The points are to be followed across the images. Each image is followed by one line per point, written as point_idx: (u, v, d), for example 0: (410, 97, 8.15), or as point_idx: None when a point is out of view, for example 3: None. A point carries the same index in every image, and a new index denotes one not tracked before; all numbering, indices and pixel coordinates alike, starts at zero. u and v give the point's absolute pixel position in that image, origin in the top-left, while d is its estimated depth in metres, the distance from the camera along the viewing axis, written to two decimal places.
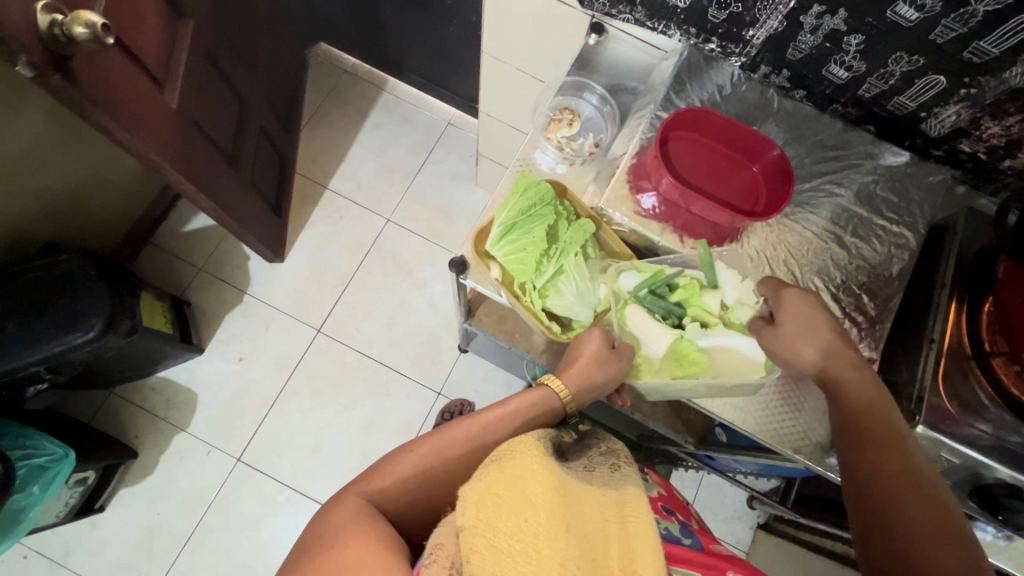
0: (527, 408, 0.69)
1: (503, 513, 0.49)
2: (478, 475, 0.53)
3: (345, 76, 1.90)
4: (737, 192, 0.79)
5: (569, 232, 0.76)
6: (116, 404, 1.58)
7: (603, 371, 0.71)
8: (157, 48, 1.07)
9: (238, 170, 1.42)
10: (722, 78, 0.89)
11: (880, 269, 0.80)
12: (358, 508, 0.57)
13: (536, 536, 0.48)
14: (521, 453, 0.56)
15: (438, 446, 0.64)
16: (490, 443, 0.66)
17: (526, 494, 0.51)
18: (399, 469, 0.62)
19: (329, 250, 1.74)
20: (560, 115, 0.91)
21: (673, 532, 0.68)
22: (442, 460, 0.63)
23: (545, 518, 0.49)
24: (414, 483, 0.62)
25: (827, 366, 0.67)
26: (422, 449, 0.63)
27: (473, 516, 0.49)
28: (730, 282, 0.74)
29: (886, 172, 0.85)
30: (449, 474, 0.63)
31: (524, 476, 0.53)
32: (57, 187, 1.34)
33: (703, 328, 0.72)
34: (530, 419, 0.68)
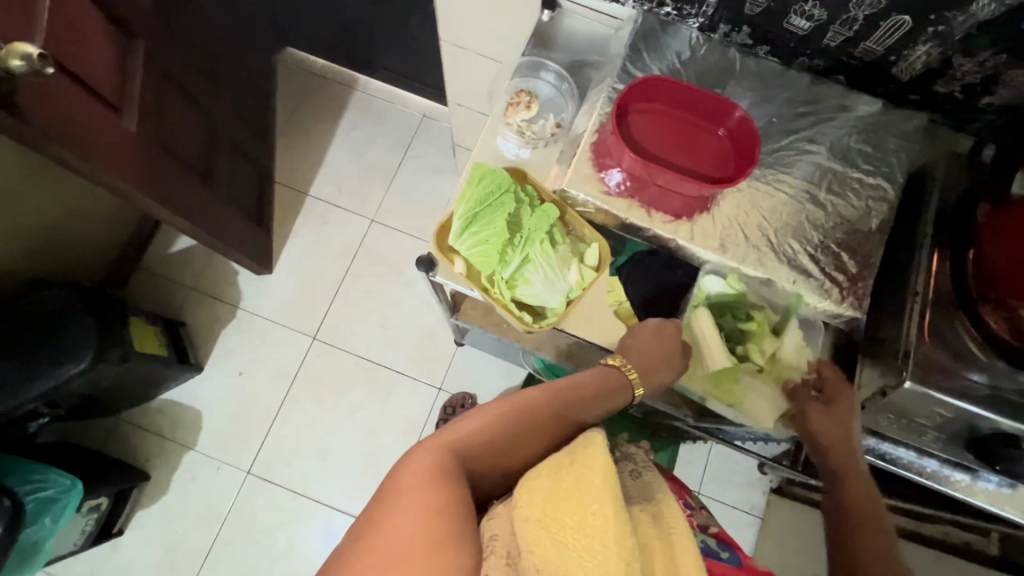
0: (601, 386, 0.68)
1: (570, 507, 0.49)
2: (545, 470, 0.54)
3: (315, 78, 1.87)
4: (704, 159, 0.77)
5: (531, 219, 0.75)
6: (124, 429, 1.60)
7: (670, 370, 0.74)
8: (109, 71, 1.06)
9: (213, 186, 1.40)
10: (681, 42, 0.85)
11: (859, 224, 0.77)
12: (434, 463, 0.53)
13: (602, 531, 0.48)
14: (590, 449, 0.55)
15: (517, 409, 0.61)
16: (567, 411, 0.64)
17: (592, 488, 0.50)
18: (475, 425, 0.58)
19: (316, 257, 1.74)
20: (516, 98, 0.88)
21: (711, 545, 0.72)
22: (522, 422, 0.60)
23: (611, 516, 0.49)
24: (492, 443, 0.58)
25: (833, 451, 0.73)
26: (503, 407, 0.60)
27: (542, 507, 0.49)
28: (794, 340, 0.79)
29: (860, 124, 0.82)
30: (528, 438, 0.61)
31: (593, 470, 0.52)
32: (37, 223, 1.33)
33: (752, 366, 0.79)
34: (600, 398, 0.67)
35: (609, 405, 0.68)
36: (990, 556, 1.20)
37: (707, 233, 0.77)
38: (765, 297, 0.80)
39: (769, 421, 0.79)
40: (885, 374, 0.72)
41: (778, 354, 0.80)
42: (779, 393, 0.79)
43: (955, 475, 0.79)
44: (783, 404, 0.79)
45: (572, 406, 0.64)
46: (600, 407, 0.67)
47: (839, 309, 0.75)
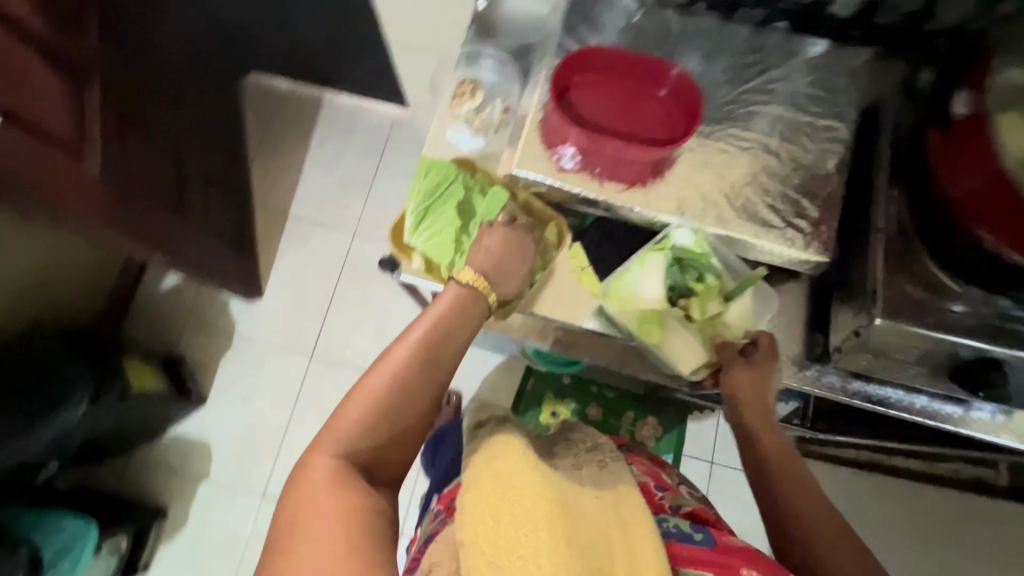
0: (458, 313, 0.62)
1: (505, 527, 0.52)
2: (481, 485, 0.57)
3: (281, 100, 1.87)
4: (649, 123, 0.76)
5: (482, 203, 0.76)
6: (136, 470, 1.61)
7: (514, 256, 0.70)
8: (63, 117, 1.07)
9: (189, 218, 1.41)
10: (617, 10, 0.84)
11: (815, 168, 0.76)
12: (324, 477, 0.53)
13: (538, 548, 0.51)
14: (514, 462, 0.59)
15: (381, 384, 0.57)
16: (429, 360, 0.59)
17: (525, 506, 0.54)
18: (347, 423, 0.56)
19: (304, 276, 1.74)
20: (460, 89, 0.88)
21: (684, 528, 0.65)
22: (393, 391, 0.57)
23: (545, 533, 0.52)
24: (373, 430, 0.56)
25: (742, 408, 0.72)
26: (368, 388, 0.57)
27: (481, 530, 0.52)
28: (739, 309, 0.77)
29: (806, 67, 0.81)
30: (407, 401, 0.57)
31: (526, 487, 0.56)
32: (20, 277, 1.35)
33: (682, 315, 0.76)
34: (462, 322, 0.62)
35: (472, 330, 0.63)
36: (999, 486, 1.25)
37: (663, 198, 0.76)
38: (728, 259, 0.77)
39: (685, 368, 0.76)
40: (857, 315, 0.71)
41: (721, 316, 0.77)
42: (702, 346, 0.76)
43: (947, 409, 0.77)
44: (706, 356, 0.76)
45: (433, 351, 0.59)
46: (463, 336, 0.62)
47: (806, 257, 0.74)
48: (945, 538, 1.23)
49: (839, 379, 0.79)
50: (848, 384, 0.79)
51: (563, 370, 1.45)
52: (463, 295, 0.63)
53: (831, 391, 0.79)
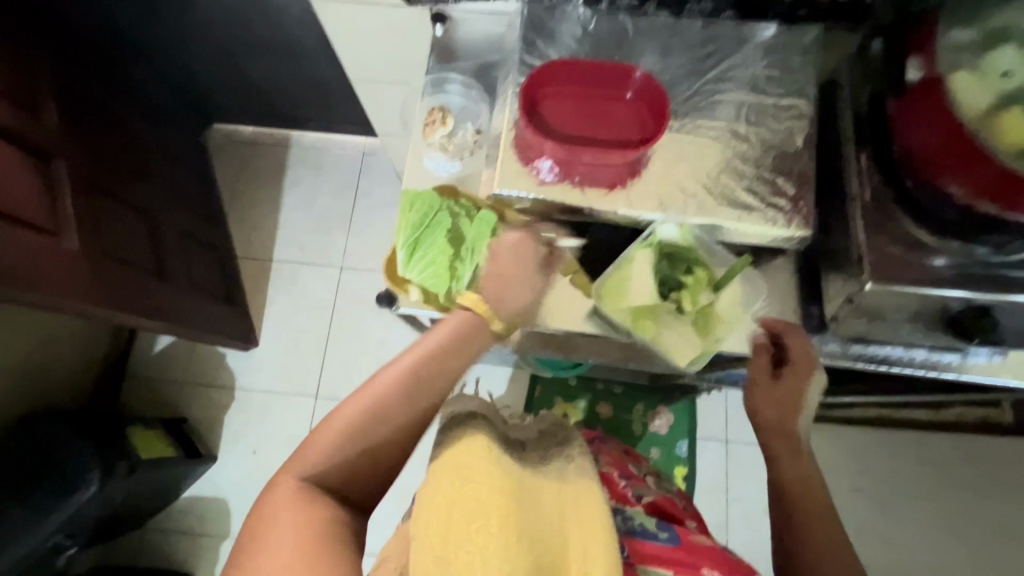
0: (450, 341, 0.65)
1: (456, 518, 0.52)
2: (442, 474, 0.56)
3: (248, 147, 1.86)
4: (620, 126, 0.78)
5: (470, 227, 0.77)
6: (155, 538, 1.59)
7: (524, 270, 0.71)
8: (33, 201, 1.05)
9: (173, 280, 1.40)
10: (571, 20, 0.86)
11: (786, 146, 0.79)
12: (289, 494, 0.58)
13: (487, 542, 0.50)
14: (477, 452, 0.57)
15: (362, 405, 0.61)
16: (409, 387, 0.61)
17: (476, 498, 0.53)
18: (323, 439, 0.60)
19: (297, 318, 1.74)
20: (431, 116, 0.88)
21: (649, 527, 0.74)
22: (373, 411, 0.60)
23: (492, 528, 0.51)
24: (346, 452, 0.60)
25: (766, 430, 0.75)
26: (351, 407, 0.61)
27: (430, 524, 0.52)
28: (728, 298, 0.79)
29: (759, 52, 0.83)
30: (382, 424, 0.60)
31: (483, 480, 0.55)
32: (9, 364, 1.32)
33: (674, 307, 0.77)
34: (453, 351, 0.64)
35: (461, 363, 0.64)
36: (1004, 424, 1.28)
37: (643, 196, 0.77)
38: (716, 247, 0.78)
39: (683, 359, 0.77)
40: (847, 282, 0.73)
41: (712, 306, 0.78)
42: (695, 335, 0.77)
43: (946, 358, 0.79)
44: (699, 345, 0.77)
45: (417, 379, 0.62)
46: (448, 369, 0.63)
47: (789, 233, 0.76)
48: (960, 481, 1.26)
49: (840, 345, 0.81)
50: (848, 348, 0.81)
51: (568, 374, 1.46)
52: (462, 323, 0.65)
53: (832, 358, 0.81)
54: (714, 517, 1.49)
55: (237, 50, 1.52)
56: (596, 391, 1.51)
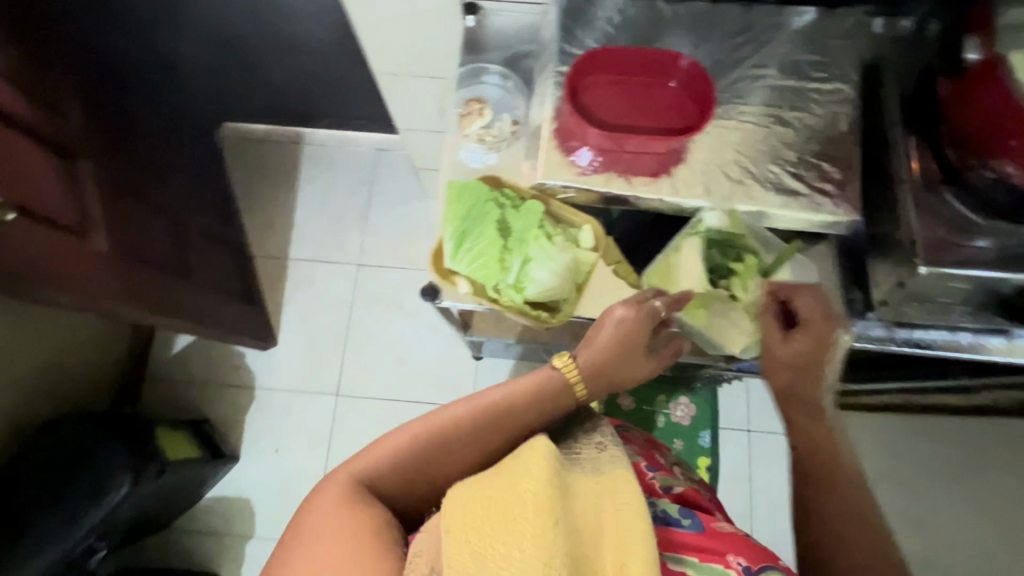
0: (529, 398, 0.65)
1: (493, 508, 0.51)
2: (484, 473, 0.56)
3: (261, 145, 1.85)
4: (664, 113, 0.78)
5: (518, 218, 0.77)
6: (179, 539, 1.59)
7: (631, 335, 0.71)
8: (62, 201, 1.05)
9: (194, 279, 1.39)
10: (608, 8, 0.85)
11: (830, 131, 0.79)
12: (342, 495, 0.58)
13: (522, 530, 0.49)
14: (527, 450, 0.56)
15: (438, 426, 0.62)
16: (481, 428, 0.63)
17: (518, 494, 0.52)
18: (392, 445, 0.62)
19: (315, 317, 1.73)
20: (468, 108, 0.89)
21: (672, 514, 0.70)
22: (449, 435, 0.62)
23: (533, 521, 0.50)
24: (407, 463, 0.62)
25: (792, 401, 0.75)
26: (430, 424, 0.63)
27: (465, 512, 0.52)
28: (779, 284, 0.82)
29: (799, 37, 0.83)
30: (447, 455, 0.63)
31: (520, 472, 0.54)
32: (34, 367, 1.32)
33: (726, 295, 0.80)
34: (533, 406, 0.65)
35: (541, 417, 0.66)
36: None
37: (689, 184, 0.77)
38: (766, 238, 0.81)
39: (735, 346, 0.81)
40: (897, 266, 0.73)
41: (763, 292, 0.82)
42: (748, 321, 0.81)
43: (991, 340, 0.79)
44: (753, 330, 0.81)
45: (498, 420, 0.64)
46: (528, 419, 0.65)
47: (837, 219, 0.75)
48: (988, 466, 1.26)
49: (885, 330, 0.80)
50: (894, 333, 0.80)
51: None
52: (552, 377, 0.67)
53: (879, 343, 0.80)
54: (739, 506, 1.49)
55: (253, 47, 1.51)
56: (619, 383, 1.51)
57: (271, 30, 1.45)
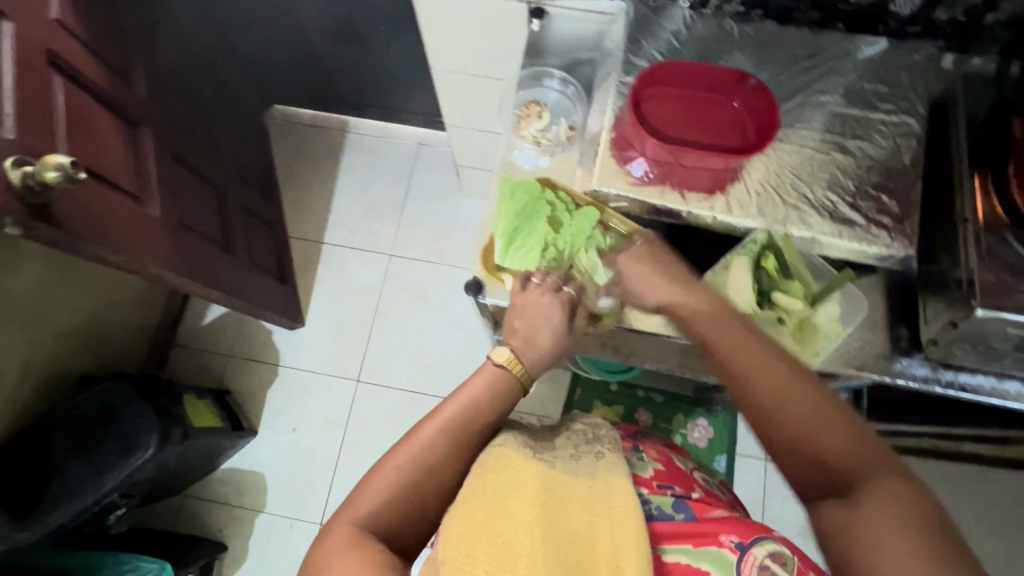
0: (488, 397, 0.65)
1: (484, 529, 0.55)
2: (470, 490, 0.58)
3: (307, 129, 1.88)
4: (726, 131, 0.77)
5: (569, 222, 0.79)
6: (191, 505, 1.61)
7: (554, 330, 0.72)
8: (124, 165, 1.08)
9: (234, 253, 1.42)
10: (675, 23, 0.86)
11: (892, 163, 0.78)
12: (347, 537, 0.55)
13: (513, 552, 0.53)
14: (507, 469, 0.60)
15: (412, 456, 0.60)
16: (459, 439, 0.62)
17: (509, 516, 0.56)
18: (378, 486, 0.59)
19: (343, 302, 1.75)
20: (526, 110, 0.90)
21: (666, 509, 0.67)
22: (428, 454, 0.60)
23: (524, 540, 0.54)
24: (400, 500, 0.59)
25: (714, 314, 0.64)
26: (406, 453, 0.60)
27: (455, 543, 0.53)
28: (828, 312, 0.79)
29: (866, 67, 0.82)
30: (435, 476, 0.60)
31: (509, 496, 0.58)
32: (76, 322, 1.36)
33: (773, 316, 0.76)
34: (488, 407, 0.65)
35: (504, 410, 0.66)
36: None
37: (744, 203, 0.77)
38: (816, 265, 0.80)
39: None
40: (951, 307, 0.72)
41: (812, 321, 0.78)
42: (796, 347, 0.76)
43: None
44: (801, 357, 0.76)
45: (463, 426, 0.63)
46: (495, 416, 0.65)
47: (891, 252, 0.75)
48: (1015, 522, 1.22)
49: (930, 370, 0.79)
50: (937, 374, 0.79)
51: (614, 378, 1.45)
52: (499, 374, 0.67)
53: (921, 382, 0.79)
54: None
55: (314, 34, 1.55)
56: (637, 398, 1.51)
57: (333, 18, 1.48)
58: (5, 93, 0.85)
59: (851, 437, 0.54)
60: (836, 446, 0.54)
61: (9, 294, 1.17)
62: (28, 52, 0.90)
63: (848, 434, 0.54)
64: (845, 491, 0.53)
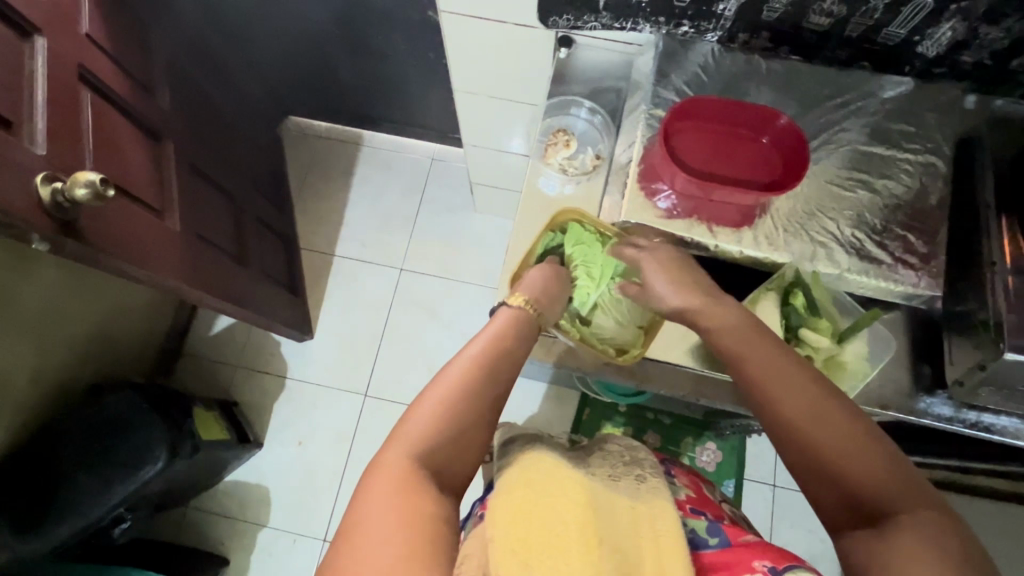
0: (513, 331, 0.67)
1: (538, 522, 0.55)
2: (513, 486, 0.60)
3: (321, 141, 1.89)
4: (754, 168, 0.78)
5: (574, 249, 0.83)
6: (193, 517, 1.60)
7: (557, 284, 0.78)
8: (147, 178, 1.08)
9: (248, 266, 1.41)
10: (702, 58, 0.86)
11: (919, 202, 0.79)
12: (391, 484, 0.54)
13: (567, 551, 0.53)
14: (552, 475, 0.62)
15: (453, 386, 0.60)
16: (493, 368, 0.63)
17: (562, 514, 0.57)
18: (422, 419, 0.58)
19: (352, 315, 1.75)
20: (553, 139, 0.91)
21: (701, 534, 0.68)
22: (463, 388, 0.60)
23: (578, 538, 0.55)
24: (443, 431, 0.58)
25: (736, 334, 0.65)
26: (437, 393, 0.60)
27: (511, 532, 0.53)
28: (857, 348, 0.79)
29: (891, 106, 0.83)
30: (475, 405, 0.60)
31: (558, 495, 0.59)
32: (87, 330, 1.35)
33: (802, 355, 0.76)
34: (514, 337, 0.67)
35: (526, 340, 0.68)
36: None
37: (773, 239, 0.78)
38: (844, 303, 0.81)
39: None
40: (979, 349, 0.72)
41: (840, 360, 0.78)
42: None
43: None
44: None
45: (494, 357, 0.64)
46: (520, 347, 0.67)
47: (917, 291, 0.76)
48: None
49: (953, 409, 0.80)
50: (959, 413, 0.80)
51: (625, 401, 1.45)
52: (517, 311, 0.70)
53: (944, 421, 0.80)
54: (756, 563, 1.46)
55: (332, 50, 1.55)
56: (646, 419, 1.50)
57: (352, 37, 1.49)
58: (37, 109, 0.86)
59: (883, 459, 0.55)
60: (859, 471, 0.55)
61: (23, 302, 1.17)
62: (59, 68, 0.91)
63: (879, 458, 0.55)
64: (882, 518, 0.53)
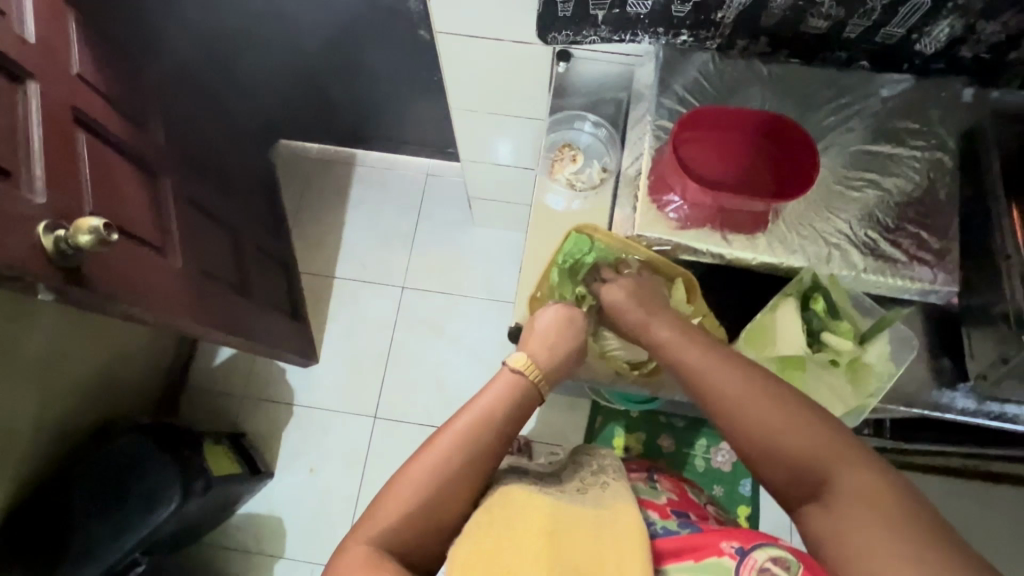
0: (508, 403, 0.68)
1: (493, 556, 0.56)
2: (476, 520, 0.60)
3: (314, 163, 1.87)
4: (762, 175, 0.78)
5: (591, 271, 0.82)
6: (206, 553, 1.57)
7: (563, 337, 0.77)
8: (146, 217, 1.07)
9: (251, 296, 1.40)
10: (696, 69, 0.86)
11: (928, 198, 0.79)
12: (364, 557, 0.57)
13: None
14: (513, 501, 0.63)
15: (437, 463, 0.63)
16: (480, 448, 0.65)
17: (521, 542, 0.58)
18: (404, 494, 0.62)
19: (357, 337, 1.73)
20: (560, 153, 0.92)
21: (672, 527, 0.69)
22: (446, 468, 0.63)
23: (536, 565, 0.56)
24: (420, 508, 0.61)
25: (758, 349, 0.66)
26: (422, 468, 0.63)
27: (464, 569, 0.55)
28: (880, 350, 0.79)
29: (894, 104, 0.84)
30: (455, 486, 0.63)
31: (519, 524, 0.60)
32: (89, 374, 1.33)
33: (824, 358, 0.78)
34: (507, 410, 0.68)
35: (520, 413, 0.69)
36: None
37: (788, 243, 0.78)
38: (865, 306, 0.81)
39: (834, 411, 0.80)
40: (1002, 343, 0.73)
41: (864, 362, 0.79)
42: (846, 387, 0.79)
43: None
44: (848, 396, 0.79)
45: (483, 434, 0.65)
46: (512, 422, 0.68)
47: (933, 288, 0.76)
48: None
49: (975, 402, 0.81)
50: (983, 405, 0.81)
51: (637, 407, 1.44)
52: (515, 377, 0.70)
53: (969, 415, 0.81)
54: None
55: (323, 74, 1.54)
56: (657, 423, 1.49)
57: (343, 60, 1.49)
58: (34, 157, 0.84)
59: (809, 432, 0.59)
60: (794, 442, 0.59)
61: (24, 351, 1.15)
62: (53, 113, 0.89)
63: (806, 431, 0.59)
64: (820, 489, 0.57)
